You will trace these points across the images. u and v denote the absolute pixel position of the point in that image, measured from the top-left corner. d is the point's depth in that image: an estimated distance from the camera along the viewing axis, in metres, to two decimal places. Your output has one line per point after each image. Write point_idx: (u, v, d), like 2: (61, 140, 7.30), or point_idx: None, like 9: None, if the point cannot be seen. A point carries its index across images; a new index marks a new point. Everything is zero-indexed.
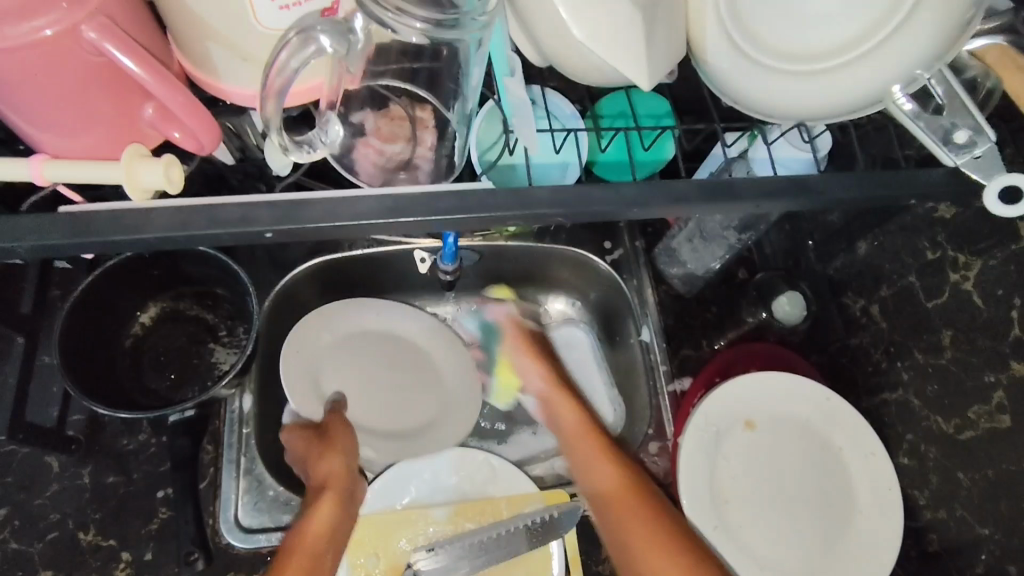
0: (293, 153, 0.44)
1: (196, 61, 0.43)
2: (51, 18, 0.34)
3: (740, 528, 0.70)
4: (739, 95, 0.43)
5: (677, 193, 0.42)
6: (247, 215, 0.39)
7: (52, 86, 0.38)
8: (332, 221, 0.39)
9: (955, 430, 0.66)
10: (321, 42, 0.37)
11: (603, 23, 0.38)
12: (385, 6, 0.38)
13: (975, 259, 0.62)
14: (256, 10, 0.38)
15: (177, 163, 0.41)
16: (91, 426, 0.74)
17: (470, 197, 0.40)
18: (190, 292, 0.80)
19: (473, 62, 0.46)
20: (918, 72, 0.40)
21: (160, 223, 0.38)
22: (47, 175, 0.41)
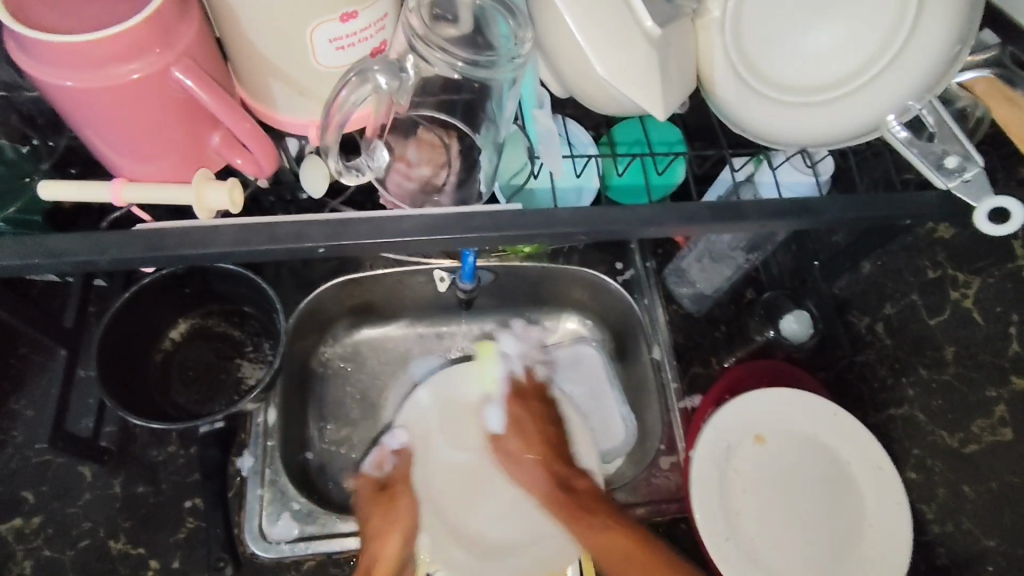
0: (344, 176, 0.51)
1: (255, 95, 0.47)
2: (143, 62, 0.39)
3: (751, 542, 0.72)
4: (756, 127, 0.46)
5: (692, 213, 0.45)
6: (299, 233, 0.42)
7: (137, 122, 0.42)
8: (375, 239, 0.43)
9: (960, 444, 0.70)
10: (377, 81, 0.42)
11: (625, 61, 0.41)
12: (429, 46, 0.43)
13: (974, 278, 0.66)
14: (316, 52, 0.42)
15: (240, 186, 0.44)
16: (123, 437, 0.77)
17: (500, 217, 0.44)
18: (218, 309, 0.84)
19: (508, 96, 0.51)
20: (910, 103, 0.43)
21: (225, 238, 0.42)
22: (125, 197, 0.45)
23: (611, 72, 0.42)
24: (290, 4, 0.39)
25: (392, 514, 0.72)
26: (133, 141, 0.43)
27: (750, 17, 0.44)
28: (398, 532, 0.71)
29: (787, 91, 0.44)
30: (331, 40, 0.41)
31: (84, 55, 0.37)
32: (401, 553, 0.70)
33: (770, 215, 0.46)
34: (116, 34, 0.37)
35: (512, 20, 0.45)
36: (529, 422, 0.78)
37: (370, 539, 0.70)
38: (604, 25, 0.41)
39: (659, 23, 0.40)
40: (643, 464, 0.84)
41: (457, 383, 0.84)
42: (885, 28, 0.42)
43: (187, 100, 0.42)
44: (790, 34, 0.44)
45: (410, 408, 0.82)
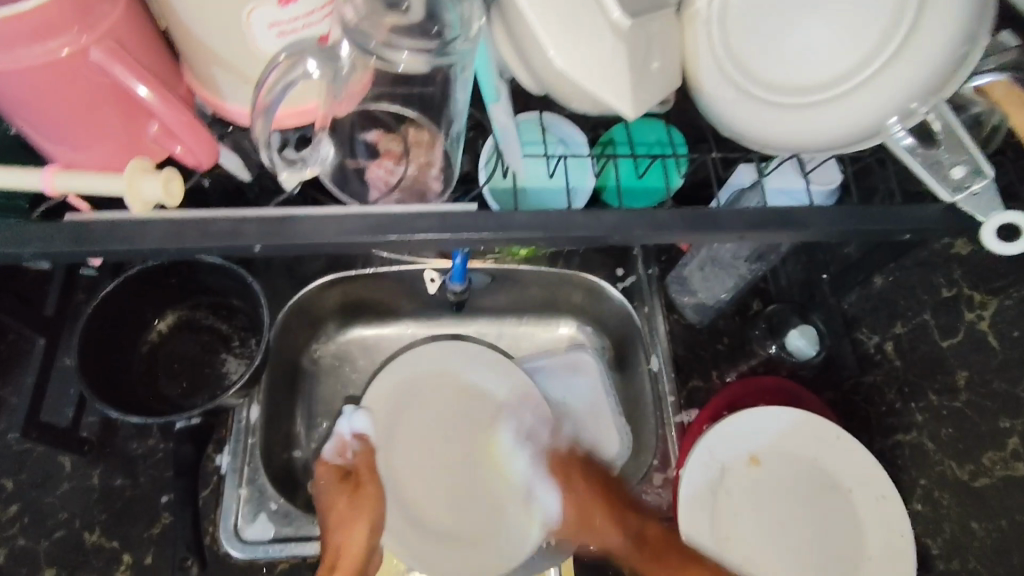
0: (281, 168, 0.46)
1: (202, 79, 0.45)
2: (65, 40, 0.37)
3: (737, 569, 0.68)
4: (738, 126, 0.43)
5: (664, 221, 0.42)
6: (237, 230, 0.40)
7: (64, 102, 0.40)
8: (321, 238, 0.41)
9: (969, 476, 0.64)
10: (309, 66, 0.40)
11: (586, 52, 0.38)
12: (370, 39, 0.39)
13: (992, 298, 0.62)
14: (254, 36, 0.40)
15: (178, 176, 0.42)
16: (105, 429, 0.76)
17: (458, 220, 0.41)
18: (205, 302, 0.82)
19: (459, 85, 0.48)
20: (914, 106, 0.39)
21: (158, 233, 0.40)
22: (57, 184, 0.43)
23: (569, 63, 0.38)
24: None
25: (354, 503, 0.71)
26: (65, 121, 0.42)
27: (734, 9, 0.41)
28: (365, 520, 0.70)
29: (772, 91, 0.41)
30: (270, 25, 0.40)
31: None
32: (366, 546, 0.69)
33: (752, 225, 0.42)
34: (29, 12, 0.35)
35: (461, 5, 0.41)
36: (581, 496, 0.75)
37: (334, 530, 0.69)
38: (564, 16, 0.38)
39: (629, 14, 0.38)
40: (635, 479, 0.81)
41: (438, 359, 0.85)
42: (884, 23, 0.38)
43: (116, 83, 0.40)
44: (776, 28, 0.41)
45: (401, 386, 0.82)
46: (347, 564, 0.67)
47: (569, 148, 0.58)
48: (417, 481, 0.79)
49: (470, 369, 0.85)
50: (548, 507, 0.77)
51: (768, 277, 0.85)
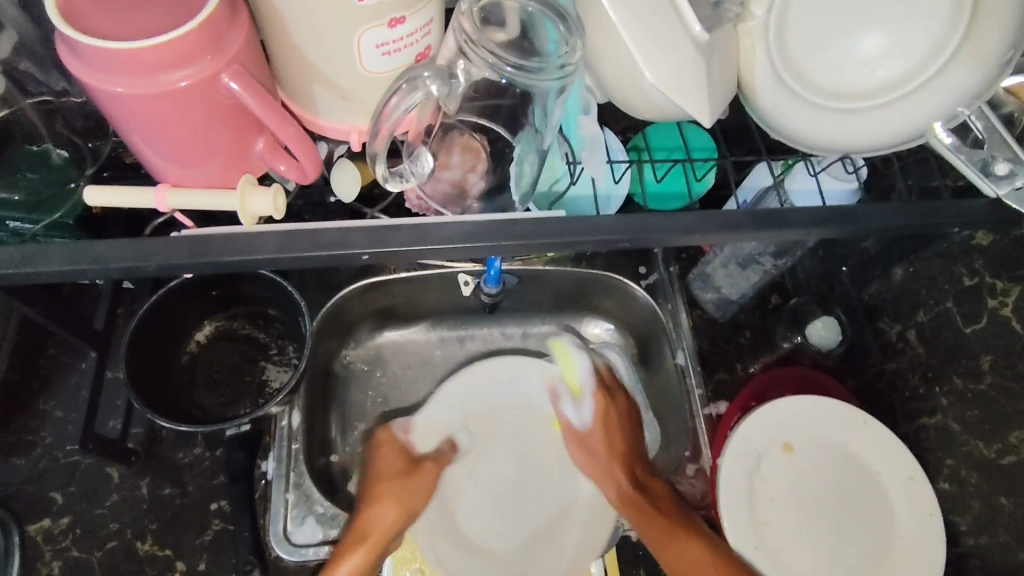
0: (390, 182, 0.50)
1: (300, 98, 0.47)
2: (198, 67, 0.39)
3: (782, 552, 0.71)
4: (791, 131, 0.45)
5: (733, 220, 0.45)
6: (345, 239, 0.42)
7: (185, 125, 0.42)
8: (421, 244, 0.42)
9: (997, 455, 0.67)
10: (428, 89, 0.42)
11: (671, 66, 0.41)
12: (475, 58, 0.42)
13: (1013, 286, 0.63)
14: (362, 58, 0.42)
15: (283, 192, 0.45)
16: (150, 439, 0.77)
17: (538, 224, 0.44)
18: (243, 312, 0.84)
19: (556, 103, 0.49)
20: (958, 110, 0.42)
21: (268, 244, 0.42)
22: (172, 202, 0.46)
23: (660, 78, 0.41)
24: (338, 11, 0.39)
25: (407, 487, 0.70)
26: (178, 144, 0.43)
27: (796, 17, 0.43)
28: (398, 503, 0.68)
29: (833, 96, 0.44)
30: (378, 46, 0.42)
31: (134, 62, 0.37)
32: (397, 527, 0.67)
33: (811, 223, 0.45)
34: (169, 41, 0.37)
35: (560, 26, 0.43)
36: (616, 427, 0.73)
37: (364, 515, 0.67)
38: (651, 30, 0.41)
39: (707, 29, 0.41)
40: (668, 471, 0.84)
41: (511, 380, 0.82)
42: (940, 29, 0.41)
43: (234, 105, 0.42)
44: (838, 34, 0.43)
45: (462, 402, 0.80)
46: (373, 542, 0.65)
47: (613, 157, 0.59)
48: (479, 503, 0.78)
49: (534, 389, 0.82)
50: (575, 418, 0.76)
51: (787, 272, 0.88)
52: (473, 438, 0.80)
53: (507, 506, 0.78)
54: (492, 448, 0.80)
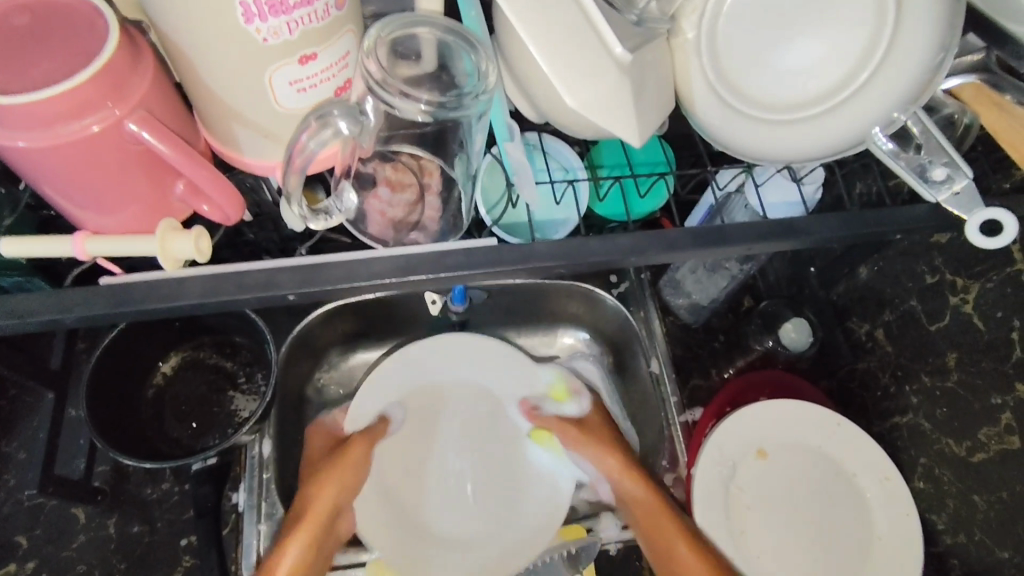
0: (312, 222, 0.48)
1: (222, 139, 0.47)
2: (101, 115, 0.40)
3: (759, 561, 0.71)
4: (732, 144, 0.46)
5: (676, 239, 0.44)
6: (271, 280, 0.43)
7: (98, 170, 0.43)
8: (351, 281, 0.43)
9: (967, 453, 0.65)
10: (338, 126, 0.42)
11: (593, 93, 0.41)
12: (390, 91, 0.41)
13: (973, 282, 0.63)
14: (277, 96, 0.42)
15: (205, 234, 0.46)
16: (116, 477, 0.76)
17: (475, 252, 0.44)
18: (209, 342, 0.83)
19: (478, 130, 0.49)
20: (895, 115, 0.42)
21: (194, 290, 0.43)
22: (92, 249, 0.46)
23: (581, 104, 0.41)
24: (243, 52, 0.39)
25: (343, 467, 0.71)
26: (94, 190, 0.45)
27: (722, 34, 0.43)
28: (340, 482, 0.71)
29: (768, 109, 0.44)
30: (293, 84, 0.42)
31: (34, 116, 0.39)
32: (336, 502, 0.70)
33: (754, 238, 0.45)
34: (64, 92, 0.38)
35: (474, 55, 0.43)
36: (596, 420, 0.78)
37: (303, 499, 0.69)
38: (573, 55, 0.40)
39: (629, 49, 0.40)
40: None
41: (470, 364, 0.83)
42: (864, 37, 0.41)
43: (145, 150, 0.44)
44: (765, 47, 0.43)
45: (409, 381, 0.81)
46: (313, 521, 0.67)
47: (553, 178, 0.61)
48: (406, 468, 0.79)
49: (493, 377, 0.83)
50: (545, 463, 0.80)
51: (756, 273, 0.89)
52: (420, 422, 0.81)
53: (454, 501, 0.78)
54: (426, 431, 0.81)
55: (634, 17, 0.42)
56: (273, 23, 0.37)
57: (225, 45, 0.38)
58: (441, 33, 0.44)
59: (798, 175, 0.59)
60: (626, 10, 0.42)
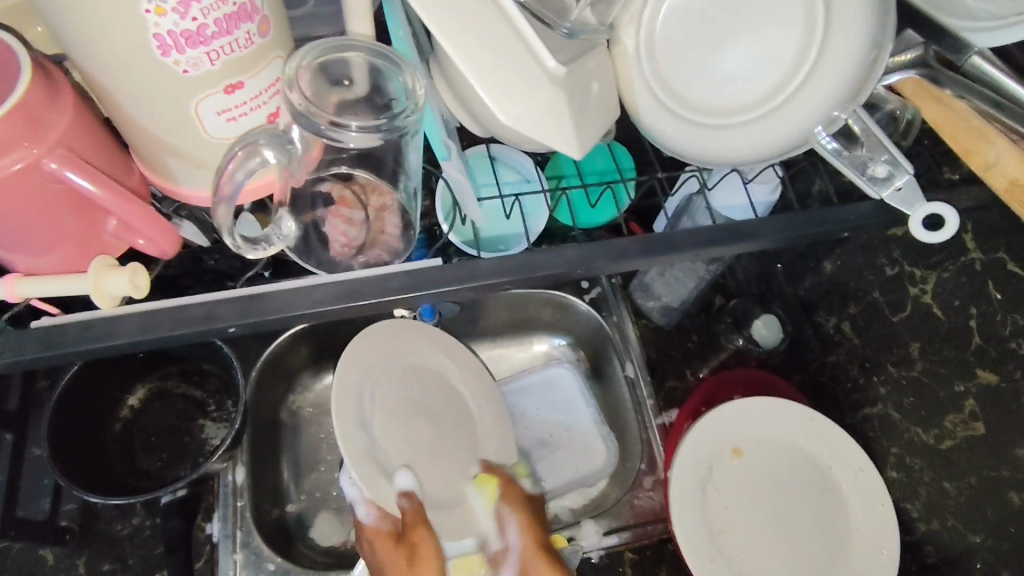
0: (248, 251, 0.48)
1: (157, 170, 0.48)
2: (19, 155, 0.40)
3: (737, 560, 0.70)
4: (680, 149, 0.46)
5: (621, 249, 0.47)
6: (211, 313, 0.45)
7: (21, 212, 0.43)
8: (293, 311, 0.45)
9: (936, 441, 0.66)
10: (265, 155, 0.43)
11: (524, 108, 0.41)
12: (319, 120, 0.41)
13: (930, 273, 0.64)
14: (204, 124, 0.43)
15: (140, 269, 0.46)
16: (84, 515, 0.74)
17: (419, 275, 0.46)
18: (176, 370, 0.81)
19: (411, 149, 0.50)
20: (836, 114, 0.42)
21: (128, 327, 0.44)
22: (20, 290, 0.46)
23: (513, 118, 0.41)
24: (166, 84, 0.39)
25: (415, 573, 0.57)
26: (23, 232, 0.45)
27: (662, 44, 0.44)
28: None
29: (714, 114, 0.44)
30: (219, 113, 0.42)
31: None
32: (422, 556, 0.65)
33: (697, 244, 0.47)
34: None
35: (402, 75, 0.44)
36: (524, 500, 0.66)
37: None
38: (505, 73, 0.40)
39: (562, 62, 0.41)
40: (626, 486, 0.83)
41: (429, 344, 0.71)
42: (799, 38, 0.41)
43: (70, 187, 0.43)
44: (702, 54, 0.44)
45: (408, 363, 0.67)
46: None
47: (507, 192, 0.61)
48: (400, 445, 0.62)
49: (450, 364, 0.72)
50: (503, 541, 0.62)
51: (726, 272, 0.89)
52: (395, 406, 0.63)
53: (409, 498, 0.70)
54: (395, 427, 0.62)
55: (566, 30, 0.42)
56: (193, 54, 0.38)
57: (148, 78, 0.38)
58: (371, 58, 0.44)
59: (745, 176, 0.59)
60: (559, 23, 0.42)
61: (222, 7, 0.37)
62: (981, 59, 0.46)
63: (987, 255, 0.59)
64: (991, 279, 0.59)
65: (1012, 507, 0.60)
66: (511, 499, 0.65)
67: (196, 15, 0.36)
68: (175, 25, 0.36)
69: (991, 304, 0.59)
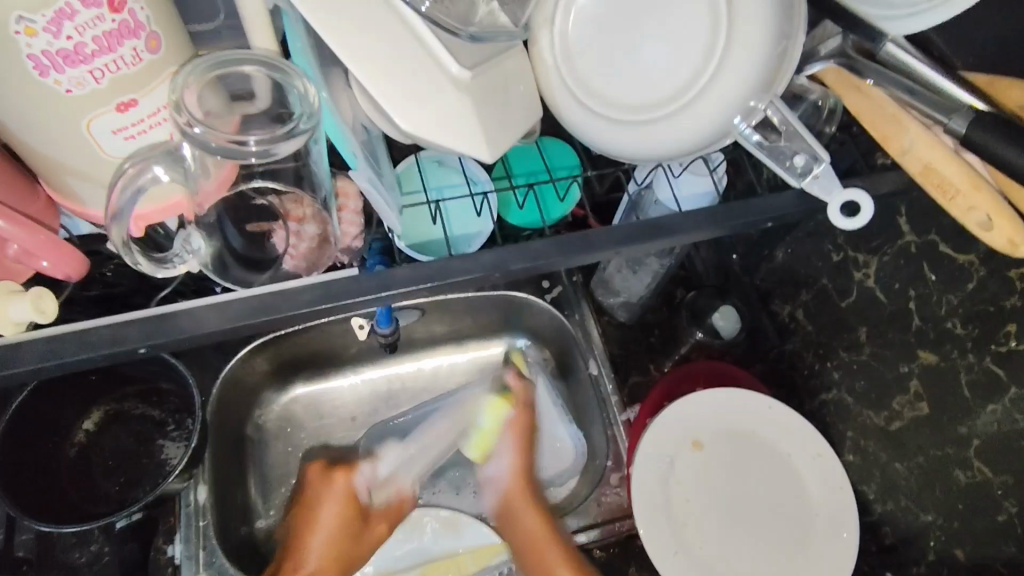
0: (158, 270, 0.49)
1: (66, 193, 0.47)
2: None
3: (699, 551, 0.71)
4: (600, 147, 0.46)
5: (538, 251, 0.48)
6: (119, 335, 0.44)
7: None
8: (203, 328, 0.45)
9: (886, 422, 0.67)
10: (156, 172, 0.43)
11: (432, 116, 0.42)
12: (210, 139, 0.42)
13: (871, 258, 0.64)
14: (101, 144, 0.42)
15: (47, 295, 0.46)
16: (42, 545, 0.72)
17: (333, 286, 0.47)
18: (133, 392, 0.80)
19: (320, 158, 0.51)
20: (752, 103, 0.42)
21: (29, 354, 0.43)
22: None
23: (414, 127, 0.41)
24: (51, 106, 0.39)
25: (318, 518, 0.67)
26: None
27: (574, 48, 0.46)
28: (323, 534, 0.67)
29: (623, 110, 0.45)
30: (116, 132, 0.42)
31: None
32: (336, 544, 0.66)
33: (623, 242, 0.48)
34: None
35: (293, 83, 0.42)
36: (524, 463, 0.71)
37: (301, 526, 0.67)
38: (404, 77, 0.41)
39: (465, 67, 0.42)
40: (594, 483, 0.84)
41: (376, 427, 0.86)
42: (704, 32, 0.42)
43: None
44: (614, 53, 0.45)
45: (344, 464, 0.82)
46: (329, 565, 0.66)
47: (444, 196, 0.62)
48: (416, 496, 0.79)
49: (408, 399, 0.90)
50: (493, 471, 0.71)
51: (686, 263, 0.90)
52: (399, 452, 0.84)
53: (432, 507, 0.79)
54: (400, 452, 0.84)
55: (469, 34, 0.43)
56: (73, 73, 0.38)
57: (31, 99, 0.38)
58: (263, 70, 0.43)
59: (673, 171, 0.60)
60: (461, 28, 0.42)
61: (102, 24, 0.37)
62: (895, 47, 0.47)
63: (922, 238, 0.59)
64: (926, 262, 0.59)
65: (958, 484, 0.60)
66: (517, 419, 0.70)
67: (70, 34, 0.36)
68: (50, 44, 0.36)
69: (928, 286, 0.59)
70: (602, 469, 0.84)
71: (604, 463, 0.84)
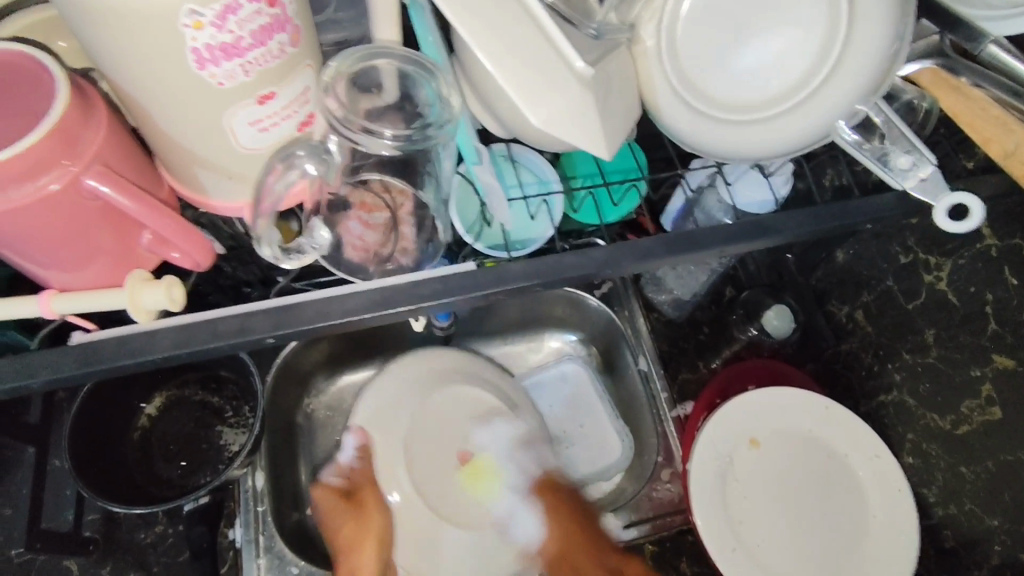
0: (286, 261, 0.48)
1: (186, 182, 0.49)
2: (56, 175, 0.40)
3: (758, 550, 0.71)
4: (703, 146, 0.48)
5: (647, 249, 0.48)
6: (245, 325, 0.46)
7: (55, 229, 0.43)
8: (327, 318, 0.46)
9: (952, 426, 0.67)
10: (304, 168, 0.45)
11: (556, 112, 0.43)
12: (353, 129, 0.43)
13: (944, 260, 0.64)
14: (237, 136, 0.43)
15: (178, 283, 0.47)
16: (108, 524, 0.74)
17: (449, 279, 0.47)
18: (193, 377, 0.81)
19: (445, 156, 0.51)
20: (858, 107, 0.45)
21: (165, 341, 0.45)
22: (53, 307, 0.46)
23: (545, 120, 0.43)
24: (203, 98, 0.39)
25: (362, 526, 0.65)
26: (61, 250, 0.45)
27: (680, 44, 0.46)
28: (372, 538, 0.64)
29: (732, 110, 0.46)
30: (253, 124, 0.43)
31: None
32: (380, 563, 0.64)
33: (722, 242, 0.49)
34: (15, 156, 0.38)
35: (435, 82, 0.46)
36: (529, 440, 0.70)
37: (346, 554, 0.64)
38: (531, 72, 0.42)
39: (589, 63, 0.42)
40: (644, 479, 0.84)
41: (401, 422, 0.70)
42: (821, 38, 0.44)
43: (102, 203, 0.44)
44: (724, 53, 0.46)
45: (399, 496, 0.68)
46: None
47: (526, 191, 0.61)
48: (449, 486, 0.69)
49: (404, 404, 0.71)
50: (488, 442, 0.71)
51: (737, 263, 0.88)
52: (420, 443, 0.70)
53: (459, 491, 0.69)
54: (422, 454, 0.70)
55: (593, 31, 0.45)
56: (228, 66, 0.38)
57: (183, 91, 0.39)
58: (402, 65, 0.45)
59: (766, 170, 0.59)
60: (585, 23, 0.45)
61: (259, 19, 0.37)
62: (998, 48, 0.47)
63: (1003, 241, 0.59)
64: (1007, 265, 0.59)
65: None
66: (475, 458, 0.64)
67: (232, 28, 0.36)
68: (212, 38, 0.36)
69: (1007, 290, 0.59)
70: (654, 465, 0.84)
71: (657, 458, 0.85)
